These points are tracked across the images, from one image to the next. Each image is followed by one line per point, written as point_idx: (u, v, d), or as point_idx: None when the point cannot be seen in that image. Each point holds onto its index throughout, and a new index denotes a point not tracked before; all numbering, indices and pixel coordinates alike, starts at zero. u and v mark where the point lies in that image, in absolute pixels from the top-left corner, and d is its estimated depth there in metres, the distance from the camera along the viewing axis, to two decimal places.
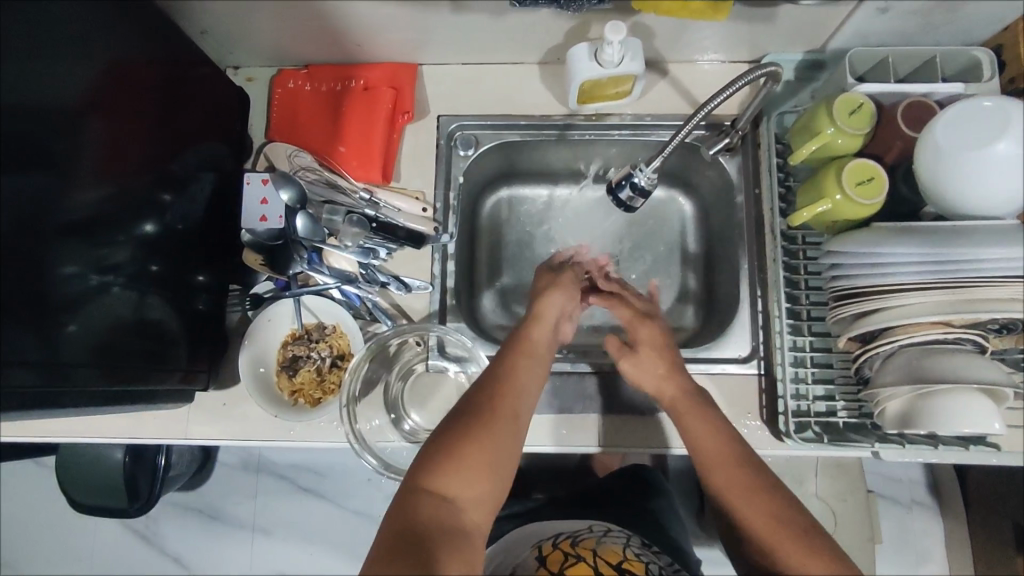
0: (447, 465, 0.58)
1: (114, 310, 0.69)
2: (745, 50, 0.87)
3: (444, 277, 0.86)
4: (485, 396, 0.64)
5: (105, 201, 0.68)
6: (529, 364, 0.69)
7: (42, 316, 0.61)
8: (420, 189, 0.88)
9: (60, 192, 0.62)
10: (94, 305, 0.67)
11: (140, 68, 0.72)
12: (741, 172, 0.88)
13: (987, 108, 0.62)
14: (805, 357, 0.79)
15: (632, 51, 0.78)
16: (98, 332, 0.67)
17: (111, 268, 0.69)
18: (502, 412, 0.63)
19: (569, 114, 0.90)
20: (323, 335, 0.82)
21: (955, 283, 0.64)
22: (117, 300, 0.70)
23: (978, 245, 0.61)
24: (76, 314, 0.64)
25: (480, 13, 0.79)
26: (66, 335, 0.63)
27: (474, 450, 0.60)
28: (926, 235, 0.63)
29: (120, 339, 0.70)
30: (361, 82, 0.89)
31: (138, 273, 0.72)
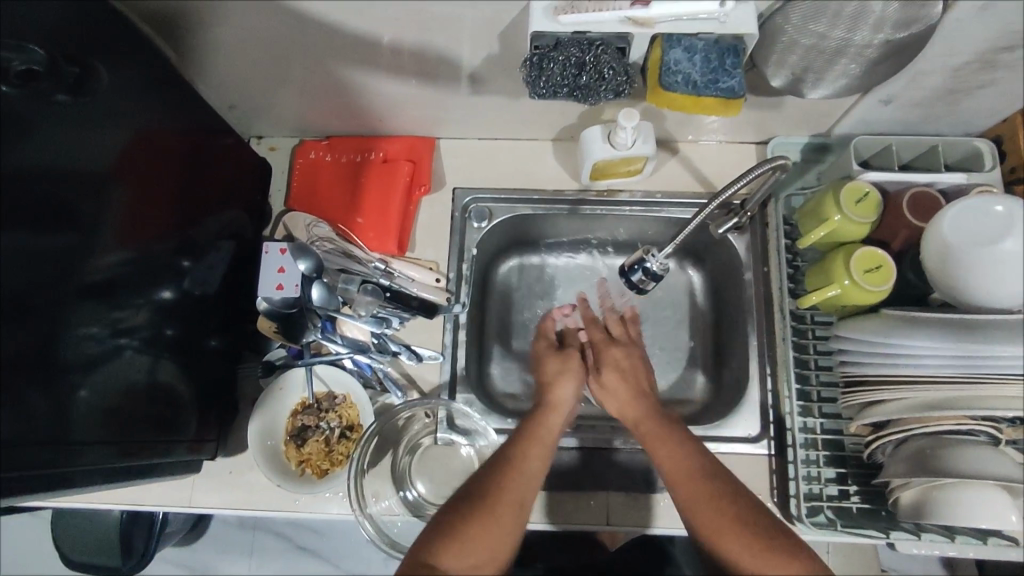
0: (447, 548, 0.57)
1: (125, 377, 0.69)
2: (753, 133, 0.90)
3: (455, 346, 0.86)
4: (492, 478, 0.62)
5: (125, 266, 0.68)
6: (541, 450, 0.66)
7: (57, 382, 0.61)
8: (434, 258, 0.90)
9: (81, 253, 0.62)
10: (107, 370, 0.67)
11: (169, 137, 0.73)
12: (749, 249, 0.90)
13: (998, 212, 0.63)
14: (815, 439, 0.78)
15: (644, 134, 0.81)
16: (107, 400, 0.66)
17: (126, 332, 0.69)
18: (508, 498, 0.61)
19: (581, 189, 0.92)
20: (333, 405, 0.83)
21: (961, 376, 0.64)
22: (130, 365, 0.70)
23: (981, 340, 0.62)
24: (88, 380, 0.64)
25: (498, 95, 0.82)
26: (76, 404, 0.63)
27: (475, 533, 0.58)
28: (935, 323, 0.65)
29: (130, 407, 0.70)
30: (381, 154, 0.91)
31: (152, 339, 0.73)
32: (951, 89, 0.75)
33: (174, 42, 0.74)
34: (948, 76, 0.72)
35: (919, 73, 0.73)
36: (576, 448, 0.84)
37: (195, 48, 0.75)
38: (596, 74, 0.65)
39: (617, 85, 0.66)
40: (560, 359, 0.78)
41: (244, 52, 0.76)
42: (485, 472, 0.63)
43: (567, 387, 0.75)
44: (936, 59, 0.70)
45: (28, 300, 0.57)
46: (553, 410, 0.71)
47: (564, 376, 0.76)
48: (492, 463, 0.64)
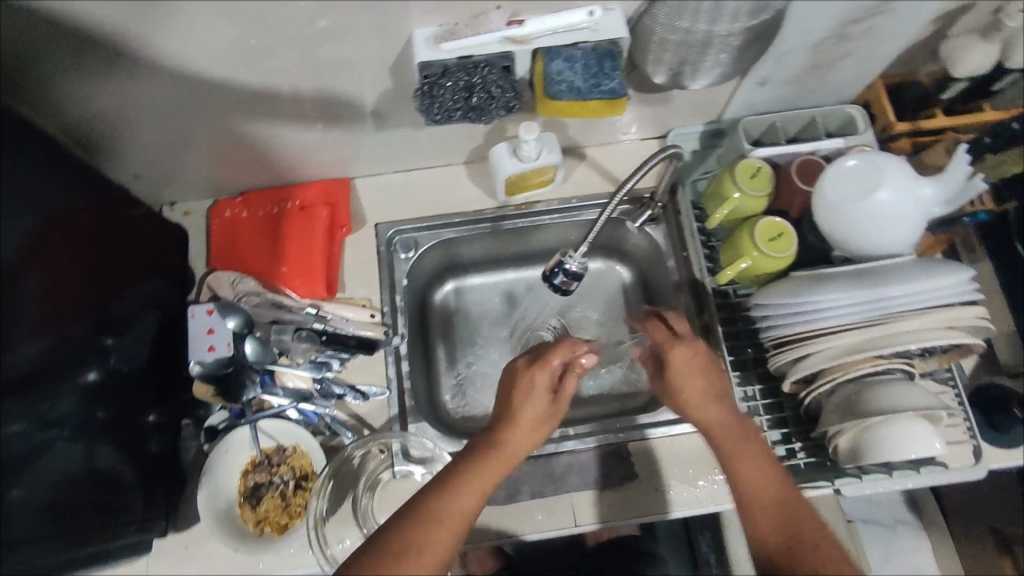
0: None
1: (61, 470, 0.66)
2: (651, 128, 0.95)
3: (400, 378, 0.87)
4: (434, 504, 0.57)
5: (45, 354, 0.64)
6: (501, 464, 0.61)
7: None
8: (366, 294, 0.90)
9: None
10: (38, 467, 0.63)
11: (73, 213, 0.71)
12: (666, 238, 0.94)
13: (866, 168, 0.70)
14: (757, 405, 0.82)
15: (548, 144, 0.85)
16: (43, 496, 0.64)
17: (55, 424, 0.65)
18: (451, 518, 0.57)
19: (500, 206, 0.95)
20: (284, 458, 0.81)
21: (874, 319, 0.69)
22: (65, 457, 0.67)
23: (884, 284, 0.68)
24: (22, 479, 0.61)
25: (403, 128, 0.84)
26: (8, 509, 0.59)
27: (408, 571, 0.53)
28: (847, 281, 0.70)
29: (68, 499, 0.67)
30: (298, 202, 0.92)
31: (84, 426, 0.70)
32: (815, 64, 0.82)
33: (66, 116, 0.71)
34: (809, 52, 0.79)
35: (783, 54, 0.79)
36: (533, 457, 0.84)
37: (89, 121, 0.73)
38: (485, 94, 0.68)
39: (507, 101, 0.69)
40: (538, 356, 0.66)
41: (144, 118, 0.74)
42: (427, 509, 0.57)
43: (540, 399, 0.63)
44: (795, 38, 0.76)
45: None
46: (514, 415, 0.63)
47: (540, 392, 0.64)
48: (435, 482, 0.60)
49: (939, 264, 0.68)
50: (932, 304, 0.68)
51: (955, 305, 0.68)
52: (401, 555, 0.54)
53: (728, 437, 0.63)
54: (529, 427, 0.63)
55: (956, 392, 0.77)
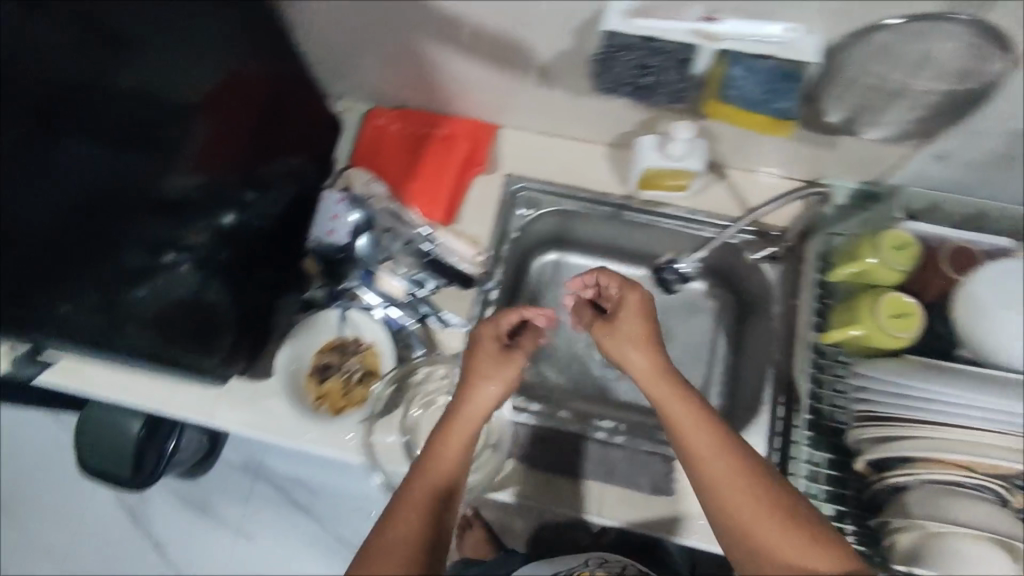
0: (392, 530, 0.53)
1: (175, 294, 0.75)
2: (801, 169, 0.92)
3: (483, 319, 0.90)
4: (413, 479, 0.58)
5: (195, 190, 0.74)
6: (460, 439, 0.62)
7: (113, 278, 0.68)
8: (477, 234, 0.94)
9: (153, 175, 0.69)
10: (161, 281, 0.74)
11: (246, 83, 0.76)
12: (781, 281, 0.92)
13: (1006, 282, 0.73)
14: (819, 473, 0.80)
15: (697, 150, 0.85)
16: (156, 310, 0.73)
17: (182, 250, 0.76)
18: (422, 485, 0.57)
19: (627, 196, 0.96)
20: (357, 350, 0.86)
21: (974, 428, 0.69)
22: (179, 283, 0.76)
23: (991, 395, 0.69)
24: (141, 282, 0.72)
25: (563, 91, 0.86)
26: (127, 304, 0.70)
27: (402, 538, 0.53)
28: (970, 383, 0.70)
29: (176, 322, 0.74)
30: (445, 130, 0.96)
31: (205, 261, 0.79)
32: (1005, 154, 0.76)
33: None
34: (1004, 139, 0.74)
35: (975, 133, 0.74)
36: (582, 437, 0.85)
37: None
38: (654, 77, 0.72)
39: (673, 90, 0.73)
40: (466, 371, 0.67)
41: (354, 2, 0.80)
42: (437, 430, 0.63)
43: (497, 385, 0.65)
44: (997, 120, 0.71)
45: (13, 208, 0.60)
46: (467, 394, 0.65)
47: (485, 367, 0.67)
48: (417, 469, 0.59)
49: None
50: None
51: None
52: (393, 521, 0.54)
53: (695, 447, 0.59)
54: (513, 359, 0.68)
55: None
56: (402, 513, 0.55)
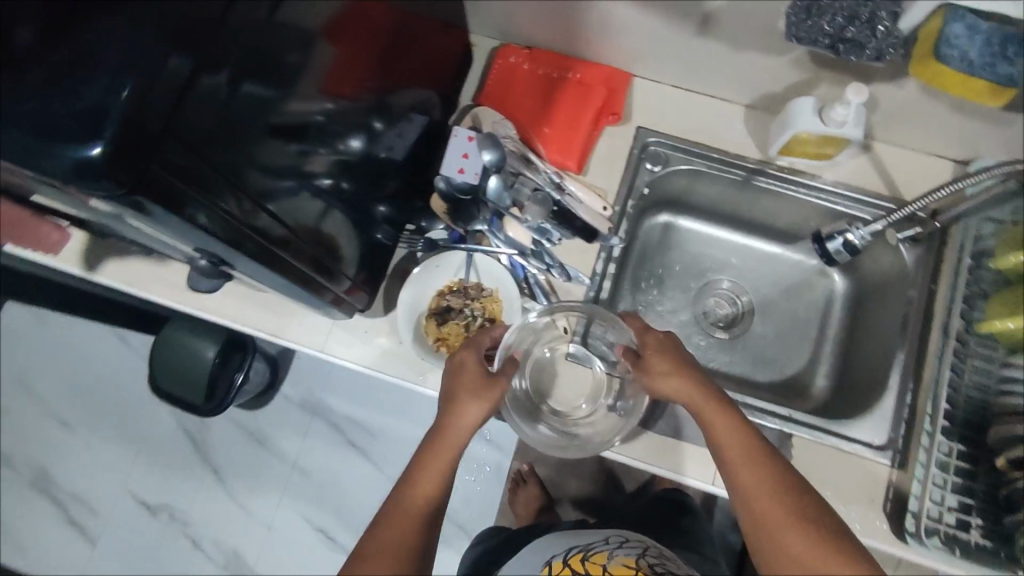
0: (390, 531, 0.58)
1: (302, 218, 0.66)
2: (955, 149, 0.87)
3: (603, 278, 0.86)
4: (401, 486, 0.62)
5: (322, 118, 0.63)
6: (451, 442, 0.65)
7: (248, 209, 0.57)
8: (604, 187, 0.90)
9: (280, 100, 0.56)
10: (290, 206, 0.63)
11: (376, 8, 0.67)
12: (916, 264, 0.88)
13: None
14: (949, 463, 0.76)
15: (859, 117, 0.79)
16: (282, 237, 0.63)
17: (304, 178, 0.64)
18: (413, 494, 0.61)
19: (763, 161, 0.92)
20: (479, 296, 0.83)
21: None
22: (304, 210, 0.66)
23: None
24: (272, 203, 0.60)
25: (721, 42, 0.81)
26: (255, 232, 0.59)
27: (390, 538, 0.58)
28: None
29: (299, 246, 0.66)
30: (578, 75, 0.92)
31: (329, 191, 0.69)
32: None
33: None
34: None
35: None
36: None
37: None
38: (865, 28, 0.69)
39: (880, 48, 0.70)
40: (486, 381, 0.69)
41: None
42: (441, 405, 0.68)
43: (478, 409, 0.67)
44: None
45: (159, 119, 0.45)
46: (448, 403, 0.67)
47: (467, 389, 0.68)
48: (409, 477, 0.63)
49: None
50: None
51: None
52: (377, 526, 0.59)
53: (729, 452, 0.63)
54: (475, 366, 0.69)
55: None
56: (408, 514, 0.59)
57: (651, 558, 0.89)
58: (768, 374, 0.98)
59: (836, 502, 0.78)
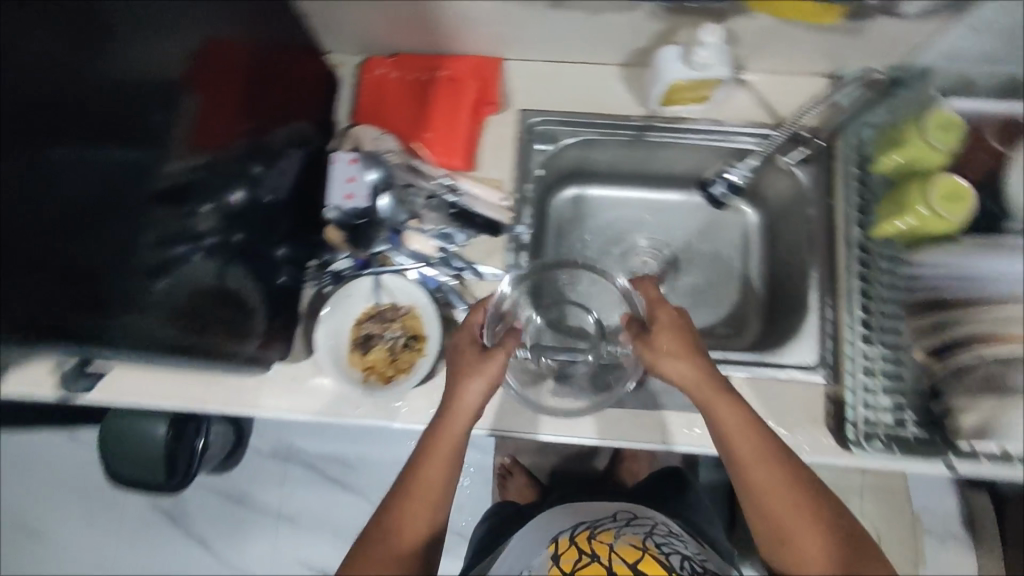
0: (389, 541, 0.62)
1: (199, 283, 0.64)
2: (825, 64, 0.89)
3: (518, 267, 0.87)
4: (399, 497, 0.65)
5: (199, 172, 0.62)
6: (444, 449, 0.65)
7: (133, 282, 0.56)
8: (498, 177, 0.89)
9: (150, 163, 0.56)
10: (181, 274, 0.61)
11: (225, 48, 0.65)
12: (813, 182, 0.89)
13: None
14: (874, 367, 0.79)
15: (723, 55, 0.79)
16: (182, 304, 0.62)
17: (198, 239, 0.63)
18: (414, 507, 0.64)
19: (648, 116, 0.91)
20: (397, 315, 0.82)
21: None
22: (201, 273, 0.64)
23: None
24: (166, 277, 0.60)
25: (575, 11, 0.81)
26: (150, 305, 0.58)
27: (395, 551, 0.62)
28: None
29: (201, 312, 0.65)
30: (447, 73, 0.89)
31: (225, 247, 0.68)
32: None
33: None
34: None
35: None
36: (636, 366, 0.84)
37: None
38: None
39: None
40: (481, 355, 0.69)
41: None
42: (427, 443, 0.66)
43: (477, 388, 0.67)
44: None
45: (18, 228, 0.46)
46: (451, 402, 0.67)
47: (470, 378, 0.67)
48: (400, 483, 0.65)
49: None
50: None
51: None
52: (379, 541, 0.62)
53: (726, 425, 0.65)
54: (465, 410, 0.66)
55: None
56: (410, 526, 0.63)
57: (658, 536, 0.89)
58: (702, 319, 1.00)
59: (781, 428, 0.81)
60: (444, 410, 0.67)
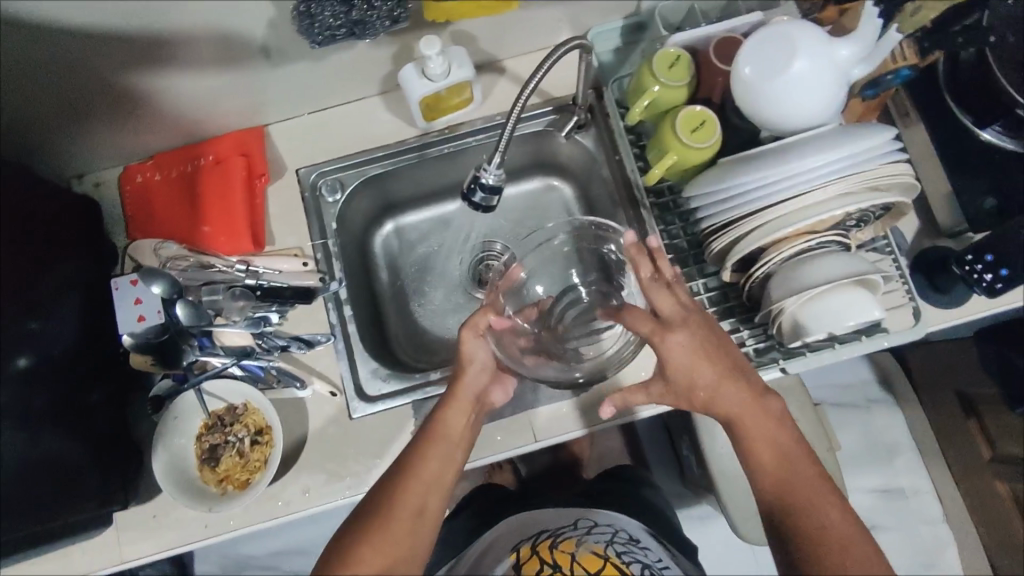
0: (366, 546, 0.59)
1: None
2: (571, 31, 0.90)
3: (344, 323, 0.86)
4: (388, 496, 0.62)
5: None
6: (437, 451, 0.66)
7: None
8: (298, 243, 0.87)
9: None
10: None
11: None
12: (597, 144, 0.90)
13: (772, 44, 0.65)
14: (702, 300, 0.80)
15: (456, 59, 0.80)
16: None
17: None
18: (404, 509, 0.61)
19: (423, 133, 0.91)
20: (236, 417, 0.80)
21: (802, 190, 0.65)
22: None
23: (794, 157, 0.65)
24: None
25: (302, 61, 0.79)
26: None
27: (378, 553, 0.59)
28: (797, 151, 0.65)
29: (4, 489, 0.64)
30: (211, 157, 0.86)
31: (14, 416, 0.65)
32: None
33: None
34: None
35: None
36: None
37: None
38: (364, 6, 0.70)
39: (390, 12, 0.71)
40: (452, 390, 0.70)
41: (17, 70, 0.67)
42: (414, 465, 0.64)
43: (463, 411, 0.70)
44: None
45: None
46: (454, 400, 0.69)
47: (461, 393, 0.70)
48: (378, 490, 0.63)
49: (861, 126, 0.64)
50: (848, 168, 0.64)
51: (873, 164, 0.64)
52: (366, 548, 0.59)
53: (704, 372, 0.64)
54: (454, 428, 0.68)
55: (897, 258, 0.78)
56: (393, 529, 0.60)
57: (620, 545, 0.91)
58: None
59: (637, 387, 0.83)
60: (422, 438, 0.67)
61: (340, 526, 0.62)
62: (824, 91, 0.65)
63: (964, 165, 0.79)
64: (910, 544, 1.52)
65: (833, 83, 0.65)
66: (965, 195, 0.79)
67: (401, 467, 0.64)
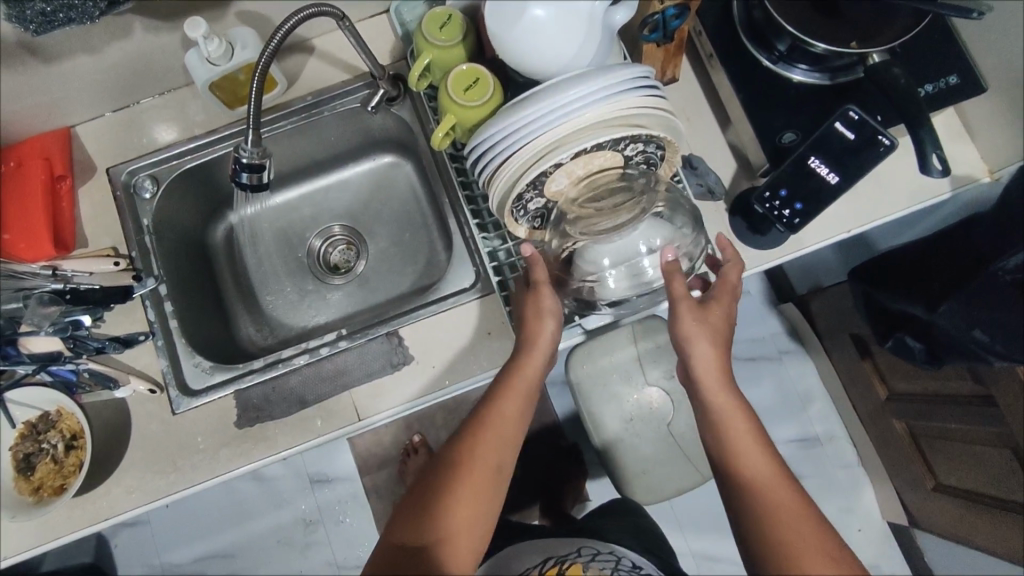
0: (432, 502, 0.65)
1: None
2: (373, 4, 0.88)
3: (164, 319, 0.84)
4: (465, 448, 0.68)
5: None
6: (515, 403, 0.70)
7: None
8: (112, 243, 0.86)
9: None
10: None
11: None
12: (412, 116, 0.89)
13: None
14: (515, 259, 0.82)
15: (241, 40, 0.78)
16: None
17: None
18: (478, 463, 0.67)
19: (235, 120, 0.89)
20: (50, 424, 0.82)
21: (548, 131, 0.63)
22: None
23: (534, 102, 0.63)
24: None
25: (77, 55, 0.77)
26: None
27: (461, 503, 0.65)
28: (538, 96, 0.63)
29: None
30: (14, 162, 0.85)
31: None
32: None
33: None
34: None
35: None
36: (306, 364, 0.82)
37: None
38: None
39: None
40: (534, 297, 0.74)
41: None
42: (489, 401, 0.70)
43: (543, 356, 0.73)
44: None
45: None
46: (534, 342, 0.72)
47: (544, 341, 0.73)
48: (449, 445, 0.69)
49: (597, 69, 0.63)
50: (587, 104, 0.63)
51: (627, 95, 0.63)
52: (443, 500, 0.65)
53: (725, 409, 0.68)
54: (517, 389, 0.71)
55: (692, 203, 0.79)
56: (478, 476, 0.66)
57: None
58: (399, 283, 0.98)
59: (459, 356, 0.81)
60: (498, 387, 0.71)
61: (417, 479, 0.69)
62: (571, 39, 0.64)
63: (761, 102, 0.78)
64: (830, 490, 1.52)
65: (583, 28, 0.63)
66: (765, 131, 0.77)
67: (472, 419, 0.70)
